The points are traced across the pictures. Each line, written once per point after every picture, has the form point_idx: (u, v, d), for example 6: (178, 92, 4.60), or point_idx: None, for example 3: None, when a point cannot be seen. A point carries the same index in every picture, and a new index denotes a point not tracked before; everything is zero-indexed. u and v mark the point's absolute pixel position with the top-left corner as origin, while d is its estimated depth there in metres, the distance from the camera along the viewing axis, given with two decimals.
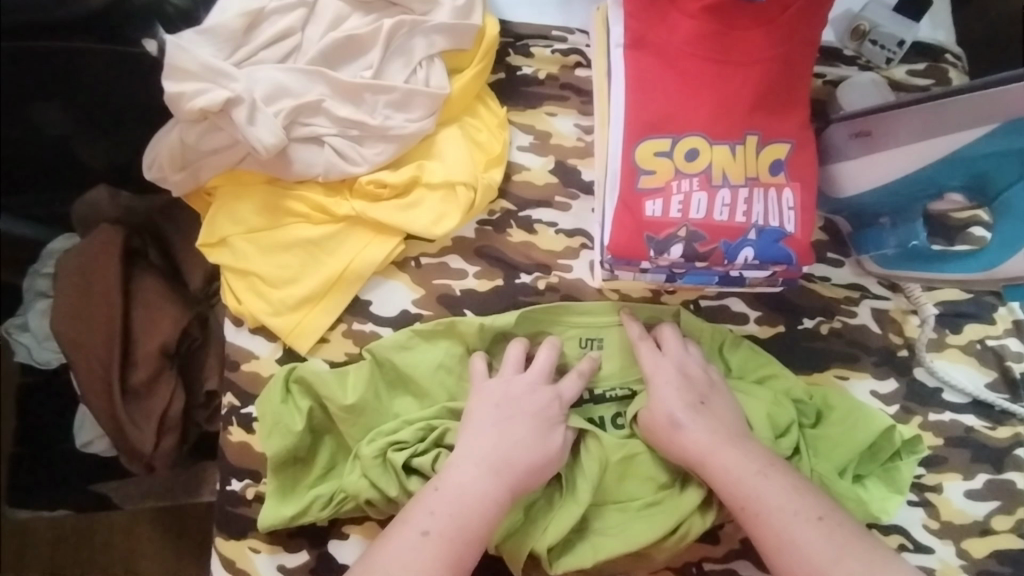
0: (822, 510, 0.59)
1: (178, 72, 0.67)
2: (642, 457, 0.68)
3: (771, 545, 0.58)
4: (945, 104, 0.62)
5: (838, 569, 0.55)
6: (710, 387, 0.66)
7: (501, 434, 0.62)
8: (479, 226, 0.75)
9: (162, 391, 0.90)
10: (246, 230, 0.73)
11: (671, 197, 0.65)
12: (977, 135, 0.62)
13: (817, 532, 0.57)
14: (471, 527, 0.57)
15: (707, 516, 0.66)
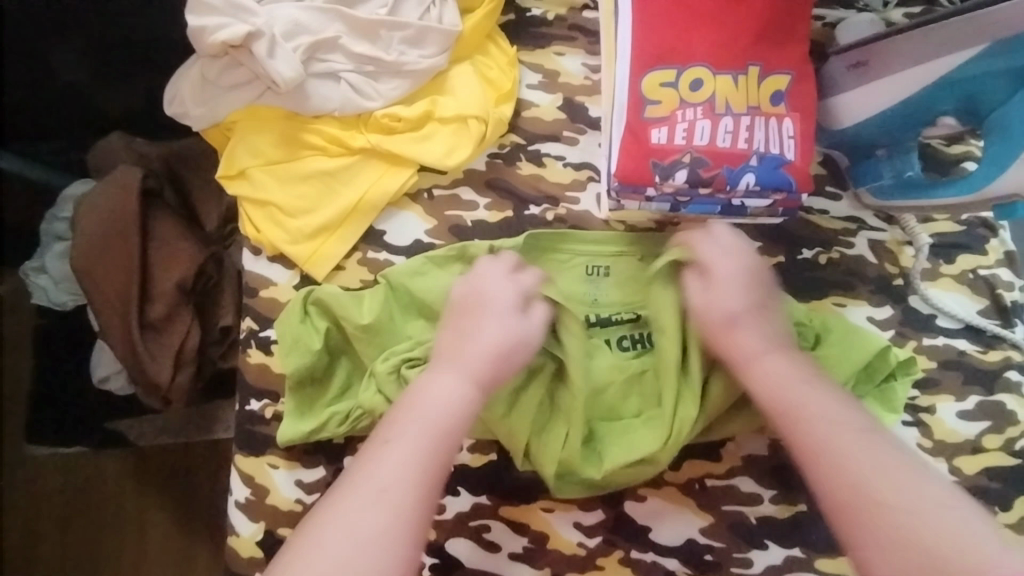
0: (867, 425, 0.59)
1: (201, 7, 0.71)
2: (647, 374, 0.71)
3: (809, 450, 0.58)
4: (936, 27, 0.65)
5: (874, 480, 0.56)
6: (770, 293, 0.67)
7: (456, 340, 0.63)
8: (490, 158, 0.77)
9: (177, 326, 0.94)
10: (265, 162, 0.76)
11: (676, 125, 0.67)
12: (969, 55, 0.64)
13: (862, 445, 0.58)
14: (439, 422, 0.59)
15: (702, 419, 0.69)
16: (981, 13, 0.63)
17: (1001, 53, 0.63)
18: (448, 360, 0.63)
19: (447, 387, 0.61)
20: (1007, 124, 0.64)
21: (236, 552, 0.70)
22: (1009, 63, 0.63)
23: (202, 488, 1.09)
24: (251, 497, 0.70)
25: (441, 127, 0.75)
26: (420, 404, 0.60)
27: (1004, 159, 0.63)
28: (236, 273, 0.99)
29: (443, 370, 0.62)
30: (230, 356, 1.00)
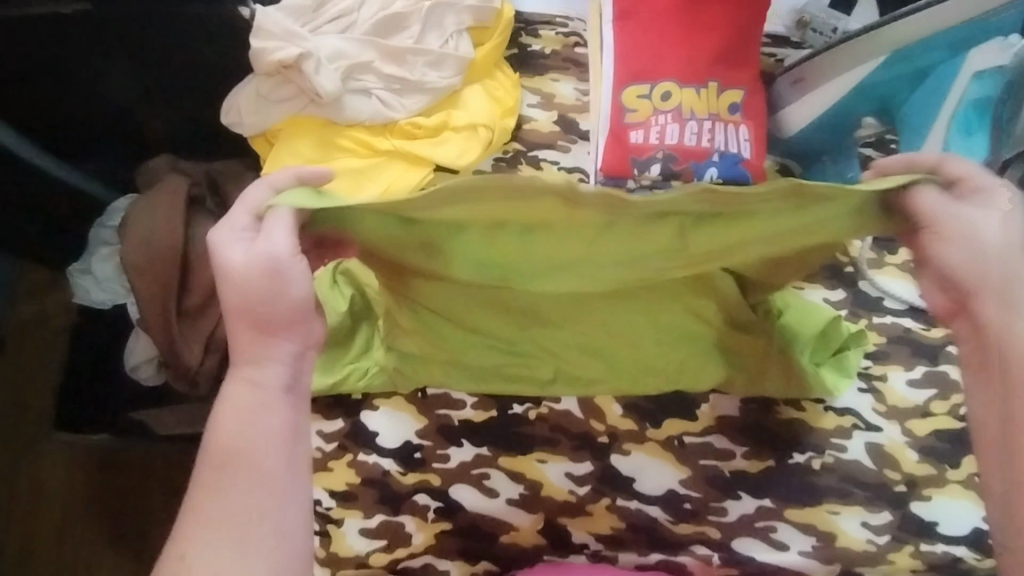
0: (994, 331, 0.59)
1: (264, 33, 0.86)
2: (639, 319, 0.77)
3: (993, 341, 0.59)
4: (843, 48, 0.78)
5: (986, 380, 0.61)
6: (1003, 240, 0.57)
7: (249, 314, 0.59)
8: (495, 162, 0.91)
9: (210, 316, 1.05)
10: (305, 162, 0.90)
11: (650, 128, 0.81)
12: (871, 67, 0.78)
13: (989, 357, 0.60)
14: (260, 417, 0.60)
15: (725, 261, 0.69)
16: (885, 28, 0.75)
17: (896, 62, 0.77)
18: (242, 360, 0.61)
19: (250, 395, 0.61)
20: (912, 118, 0.79)
21: None
22: (905, 69, 0.77)
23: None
24: None
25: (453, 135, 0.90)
26: (232, 412, 0.60)
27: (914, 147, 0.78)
28: None
29: (243, 377, 0.61)
30: None
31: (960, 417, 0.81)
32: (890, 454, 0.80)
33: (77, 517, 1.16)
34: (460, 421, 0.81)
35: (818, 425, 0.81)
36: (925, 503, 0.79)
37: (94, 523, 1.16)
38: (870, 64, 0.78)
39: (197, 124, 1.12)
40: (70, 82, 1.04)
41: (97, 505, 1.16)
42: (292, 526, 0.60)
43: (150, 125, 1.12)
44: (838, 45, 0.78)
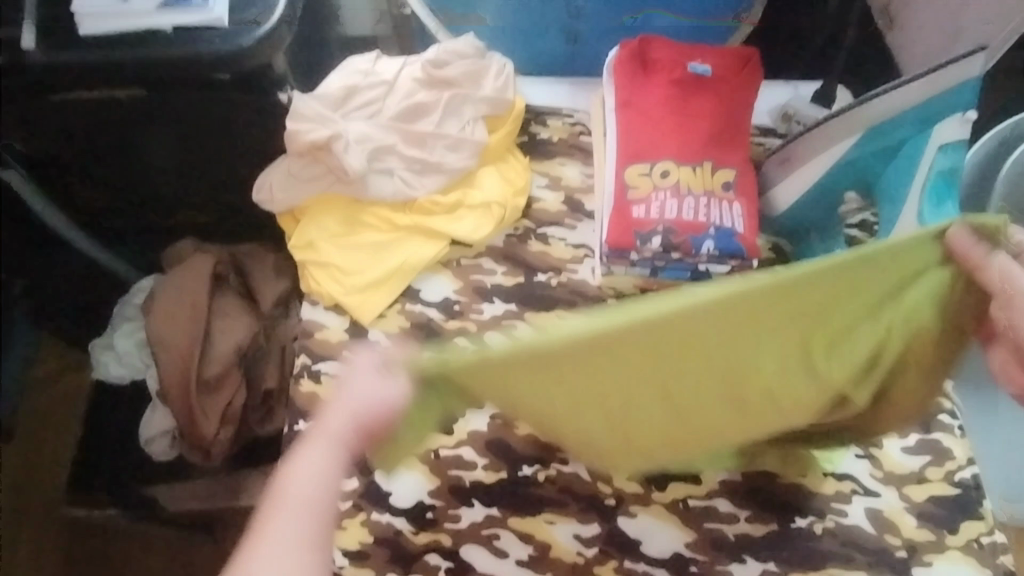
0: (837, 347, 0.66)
1: (299, 117, 0.96)
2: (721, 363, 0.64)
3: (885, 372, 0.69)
4: (824, 128, 0.88)
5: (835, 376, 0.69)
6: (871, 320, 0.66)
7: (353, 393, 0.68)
8: (506, 237, 0.98)
9: (228, 386, 1.07)
10: (330, 235, 0.96)
11: (651, 203, 0.89)
12: (851, 144, 0.86)
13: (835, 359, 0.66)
14: (314, 490, 0.67)
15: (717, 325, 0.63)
16: (858, 108, 0.85)
17: (873, 140, 0.85)
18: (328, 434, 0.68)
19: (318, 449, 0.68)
20: (890, 192, 0.87)
21: None
22: (878, 145, 0.85)
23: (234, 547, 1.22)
24: None
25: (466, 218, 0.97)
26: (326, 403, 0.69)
27: (893, 218, 0.86)
28: (281, 348, 1.11)
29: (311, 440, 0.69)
30: (267, 422, 1.12)
31: (956, 483, 0.85)
32: (889, 520, 0.83)
33: None
34: (472, 482, 0.83)
35: (819, 491, 0.84)
36: (926, 568, 0.80)
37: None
38: (849, 142, 0.86)
39: (222, 200, 1.19)
40: (115, 164, 1.10)
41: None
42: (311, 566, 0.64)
43: (183, 207, 1.20)
44: (815, 127, 0.88)
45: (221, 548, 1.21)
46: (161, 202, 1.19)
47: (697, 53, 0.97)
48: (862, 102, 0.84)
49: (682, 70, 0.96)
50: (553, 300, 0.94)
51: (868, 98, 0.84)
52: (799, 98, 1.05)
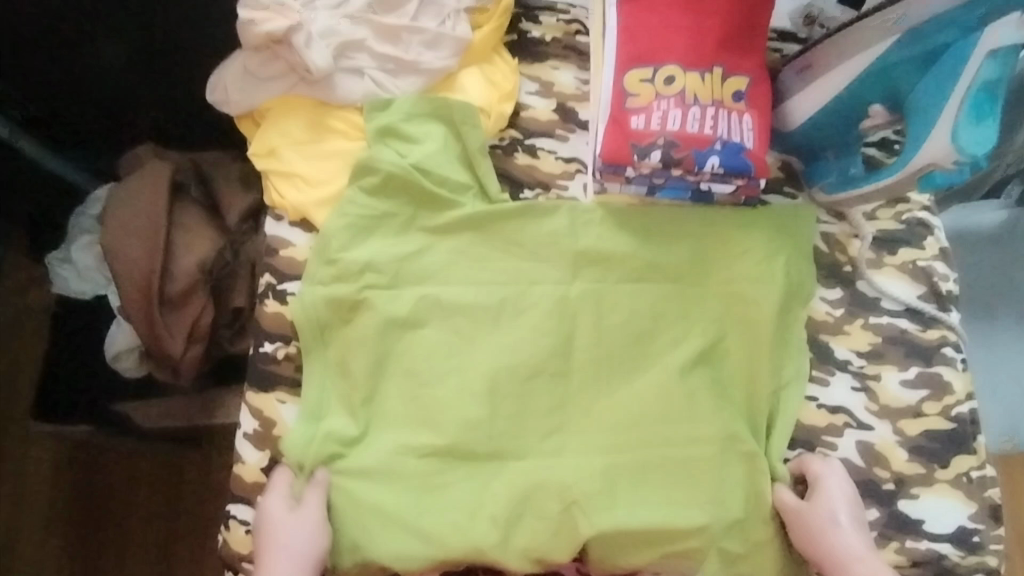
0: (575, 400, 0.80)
1: (253, 4, 0.83)
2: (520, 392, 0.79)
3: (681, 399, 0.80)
4: (855, 29, 0.77)
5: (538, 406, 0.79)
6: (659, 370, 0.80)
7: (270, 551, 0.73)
8: (490, 149, 0.88)
9: (194, 306, 0.98)
10: (293, 142, 0.86)
11: (652, 113, 0.79)
12: (888, 46, 0.75)
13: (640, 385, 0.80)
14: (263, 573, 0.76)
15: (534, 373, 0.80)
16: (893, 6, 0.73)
17: (911, 43, 0.74)
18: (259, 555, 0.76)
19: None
20: (921, 104, 0.76)
21: (241, 477, 0.78)
22: (911, 54, 0.75)
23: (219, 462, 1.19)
24: (259, 428, 0.79)
25: (448, 128, 0.86)
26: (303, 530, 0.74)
27: (920, 136, 0.76)
28: (250, 264, 1.02)
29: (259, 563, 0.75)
30: (238, 341, 1.04)
31: (951, 417, 0.81)
32: (880, 454, 0.80)
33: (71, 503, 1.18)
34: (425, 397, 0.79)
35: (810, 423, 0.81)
36: (912, 501, 0.79)
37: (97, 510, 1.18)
38: (884, 45, 0.75)
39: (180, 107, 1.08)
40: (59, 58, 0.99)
41: (98, 486, 1.18)
42: None
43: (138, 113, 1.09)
44: (845, 29, 0.78)
45: (203, 463, 1.20)
46: (111, 103, 1.06)
47: None
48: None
49: None
50: None
51: None
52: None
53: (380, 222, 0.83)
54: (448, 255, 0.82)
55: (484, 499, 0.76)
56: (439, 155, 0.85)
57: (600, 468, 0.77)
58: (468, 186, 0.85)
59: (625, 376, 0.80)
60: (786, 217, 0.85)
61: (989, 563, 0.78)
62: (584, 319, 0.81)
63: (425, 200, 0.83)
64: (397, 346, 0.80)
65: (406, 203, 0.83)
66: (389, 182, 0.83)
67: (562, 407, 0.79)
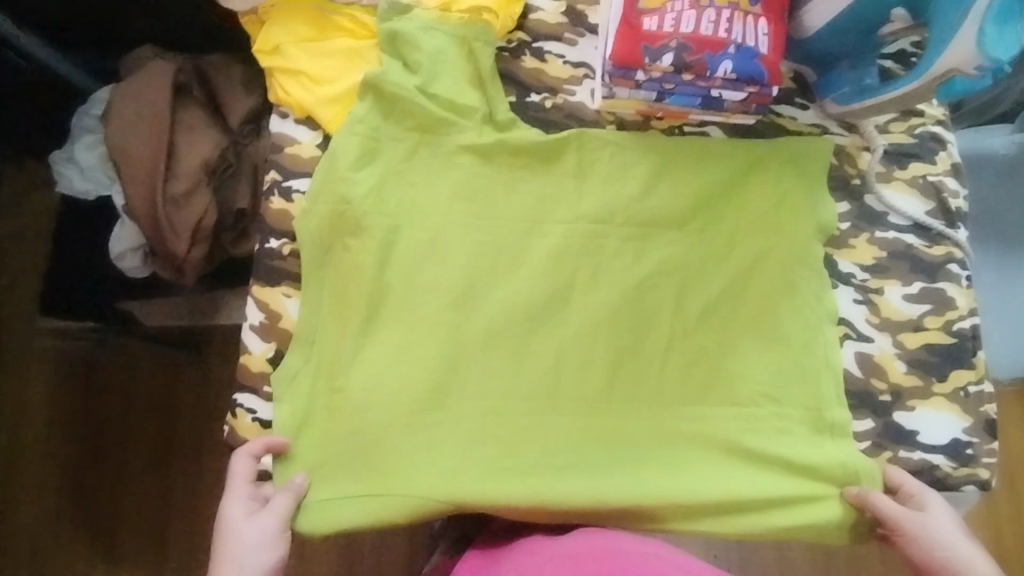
0: (566, 307, 0.80)
1: None
2: (512, 295, 0.80)
3: (672, 309, 0.80)
4: None
5: (528, 310, 0.80)
6: (651, 279, 0.81)
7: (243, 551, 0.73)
8: (497, 51, 0.86)
9: (197, 203, 0.97)
10: (298, 40, 0.85)
11: (665, 16, 0.78)
12: None
13: (631, 292, 0.80)
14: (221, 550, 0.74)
15: (531, 279, 0.80)
16: None
17: None
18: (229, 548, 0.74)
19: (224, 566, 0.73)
20: (946, 8, 0.72)
21: (247, 367, 0.79)
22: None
23: (219, 367, 1.22)
24: (264, 321, 0.79)
25: (460, 47, 0.83)
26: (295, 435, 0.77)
27: (941, 42, 0.73)
28: (253, 168, 1.02)
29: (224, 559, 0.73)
30: (241, 244, 1.04)
31: (953, 333, 0.80)
32: (878, 365, 0.80)
33: (77, 402, 1.22)
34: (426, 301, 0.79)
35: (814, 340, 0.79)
36: (908, 413, 0.79)
37: (105, 409, 1.22)
38: None
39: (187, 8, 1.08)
40: None
41: (103, 387, 1.22)
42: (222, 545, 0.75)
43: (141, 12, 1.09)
44: None
45: (204, 369, 1.22)
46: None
47: None
48: None
49: None
50: (547, 124, 0.85)
51: None
52: None
53: (389, 138, 0.81)
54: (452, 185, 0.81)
55: (471, 408, 0.77)
56: (447, 74, 0.82)
57: (598, 384, 0.78)
58: (475, 109, 0.82)
59: (628, 297, 0.80)
60: (802, 150, 0.83)
61: (980, 476, 0.77)
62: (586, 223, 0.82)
63: (429, 122, 0.81)
64: (394, 257, 0.79)
65: (412, 127, 0.81)
66: (394, 105, 0.81)
67: (552, 320, 0.80)
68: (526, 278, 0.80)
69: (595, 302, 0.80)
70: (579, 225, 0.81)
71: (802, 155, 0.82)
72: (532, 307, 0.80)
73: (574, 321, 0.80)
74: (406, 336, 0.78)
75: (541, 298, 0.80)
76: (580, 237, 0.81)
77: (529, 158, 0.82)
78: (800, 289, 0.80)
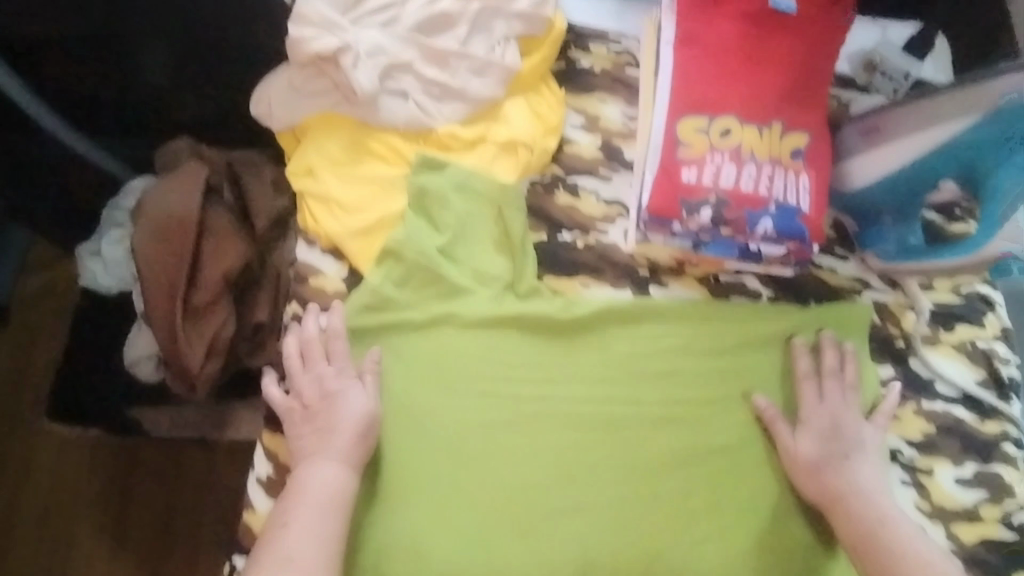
0: (592, 472, 0.75)
1: (303, 20, 0.80)
2: (538, 457, 0.75)
3: (706, 482, 0.75)
4: (937, 98, 0.71)
5: (552, 473, 0.75)
6: (683, 448, 0.76)
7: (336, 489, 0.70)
8: (530, 185, 0.84)
9: (217, 316, 0.98)
10: (330, 163, 0.83)
11: (704, 167, 0.74)
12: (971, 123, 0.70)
13: (658, 461, 0.76)
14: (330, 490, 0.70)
15: (556, 439, 0.76)
16: (986, 81, 0.68)
17: (999, 124, 0.68)
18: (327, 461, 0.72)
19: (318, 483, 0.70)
20: (1000, 192, 0.71)
21: (251, 525, 0.75)
22: (1000, 134, 0.69)
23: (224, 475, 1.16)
24: (272, 473, 0.76)
25: (490, 209, 0.81)
26: (320, 430, 0.73)
27: (996, 224, 0.73)
28: (275, 275, 1.04)
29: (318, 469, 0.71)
30: (256, 354, 1.04)
31: (1012, 526, 0.74)
32: None
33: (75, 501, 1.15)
34: (441, 458, 0.74)
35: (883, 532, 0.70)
36: None
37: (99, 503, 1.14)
38: (968, 121, 0.70)
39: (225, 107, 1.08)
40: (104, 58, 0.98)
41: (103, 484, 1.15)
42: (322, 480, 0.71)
43: (184, 110, 1.07)
44: (918, 97, 0.72)
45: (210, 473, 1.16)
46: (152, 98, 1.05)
47: None
48: (1006, 73, 0.67)
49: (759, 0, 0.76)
50: (576, 265, 0.82)
51: (1013, 70, 0.67)
52: (888, 42, 0.86)
53: (411, 289, 0.79)
54: (457, 342, 0.77)
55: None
56: (480, 213, 0.81)
57: (608, 475, 0.75)
58: (497, 278, 0.80)
59: (646, 464, 0.76)
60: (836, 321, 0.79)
61: None
62: (613, 381, 0.78)
63: (449, 292, 0.79)
64: (405, 415, 0.75)
65: (431, 296, 0.79)
66: (415, 270, 0.79)
67: (579, 485, 0.75)
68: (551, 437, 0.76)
69: (624, 469, 0.76)
70: (608, 383, 0.78)
71: (833, 323, 0.79)
72: (556, 469, 0.75)
73: (601, 489, 0.75)
74: (423, 493, 0.73)
75: (566, 462, 0.75)
76: (611, 396, 0.77)
77: (549, 308, 0.78)
78: (823, 378, 0.77)
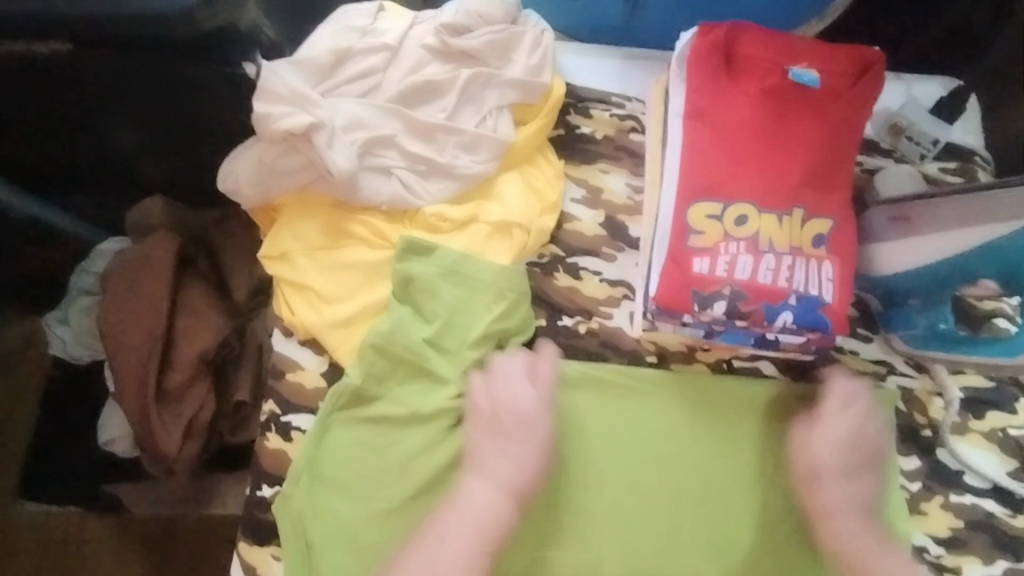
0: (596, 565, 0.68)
1: (270, 96, 0.74)
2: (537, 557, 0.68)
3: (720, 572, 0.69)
4: (977, 198, 0.69)
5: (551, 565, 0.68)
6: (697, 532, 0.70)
7: (492, 509, 0.66)
8: (528, 267, 0.78)
9: (193, 399, 0.90)
10: (307, 247, 0.77)
11: (718, 257, 0.70)
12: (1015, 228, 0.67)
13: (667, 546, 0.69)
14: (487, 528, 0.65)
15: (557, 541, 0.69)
16: None
17: None
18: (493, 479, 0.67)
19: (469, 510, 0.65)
20: None
21: None
22: None
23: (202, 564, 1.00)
24: None
25: (485, 296, 0.75)
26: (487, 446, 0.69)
27: None
28: (257, 349, 0.94)
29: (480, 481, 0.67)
30: (240, 432, 0.96)
31: None
32: None
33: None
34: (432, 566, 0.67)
35: None
36: None
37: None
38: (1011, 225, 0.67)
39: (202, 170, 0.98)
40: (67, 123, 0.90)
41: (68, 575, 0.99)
42: (486, 503, 0.66)
43: (152, 163, 0.96)
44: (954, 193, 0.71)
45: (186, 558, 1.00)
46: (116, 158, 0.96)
47: (802, 52, 0.75)
48: None
49: (778, 77, 0.74)
50: (577, 353, 0.76)
51: None
52: (916, 104, 0.85)
53: (395, 384, 0.73)
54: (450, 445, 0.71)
55: None
56: (478, 299, 0.75)
57: (613, 541, 0.69)
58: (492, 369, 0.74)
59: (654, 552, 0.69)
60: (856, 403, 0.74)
61: None
62: (615, 463, 0.72)
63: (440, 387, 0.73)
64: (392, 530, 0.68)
65: (418, 392, 0.73)
66: (401, 365, 0.72)
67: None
68: (549, 528, 0.69)
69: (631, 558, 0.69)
70: (611, 463, 0.71)
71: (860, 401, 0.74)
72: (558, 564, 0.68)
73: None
74: None
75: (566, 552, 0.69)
76: (615, 477, 0.71)
77: (561, 398, 0.73)
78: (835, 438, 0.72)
